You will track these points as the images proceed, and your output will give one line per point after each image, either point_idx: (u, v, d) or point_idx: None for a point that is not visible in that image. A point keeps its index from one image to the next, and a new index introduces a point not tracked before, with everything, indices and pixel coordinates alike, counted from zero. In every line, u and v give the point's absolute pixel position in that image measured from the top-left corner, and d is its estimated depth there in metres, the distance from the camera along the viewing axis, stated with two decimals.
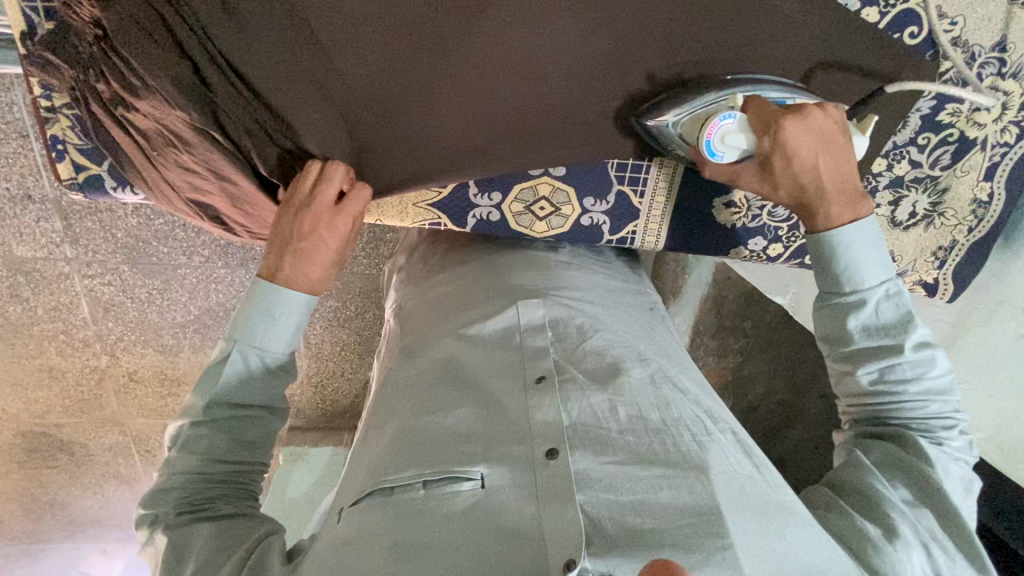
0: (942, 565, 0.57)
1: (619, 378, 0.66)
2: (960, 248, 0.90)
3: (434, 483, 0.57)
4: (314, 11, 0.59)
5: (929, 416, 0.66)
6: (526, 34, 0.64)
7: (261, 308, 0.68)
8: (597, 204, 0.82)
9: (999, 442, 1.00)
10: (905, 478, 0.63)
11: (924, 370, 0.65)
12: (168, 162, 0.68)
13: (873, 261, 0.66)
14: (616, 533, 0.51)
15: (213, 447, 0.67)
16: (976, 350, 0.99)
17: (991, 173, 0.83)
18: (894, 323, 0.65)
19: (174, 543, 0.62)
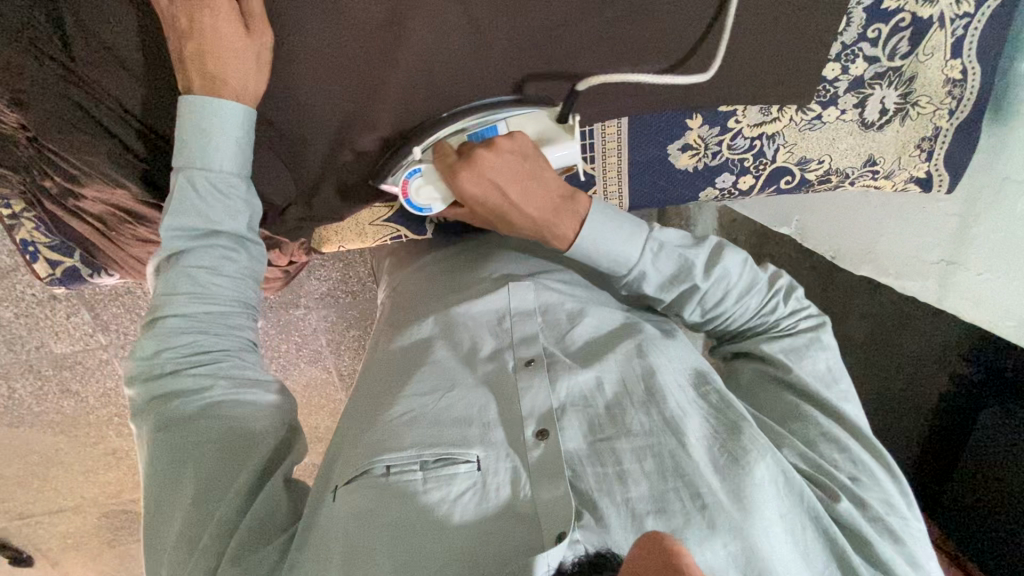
0: (847, 463, 0.63)
1: (607, 354, 0.68)
2: (946, 133, 0.85)
3: (433, 466, 0.57)
4: None
5: (751, 308, 0.75)
6: (437, 32, 0.63)
7: (200, 124, 0.57)
8: None
9: None
10: (783, 392, 0.70)
11: (722, 282, 0.73)
12: (129, 240, 0.70)
13: (622, 245, 0.69)
14: (606, 506, 0.54)
15: (195, 296, 0.60)
16: (993, 235, 0.92)
17: (958, 49, 0.78)
18: (677, 270, 0.72)
19: (179, 413, 0.58)
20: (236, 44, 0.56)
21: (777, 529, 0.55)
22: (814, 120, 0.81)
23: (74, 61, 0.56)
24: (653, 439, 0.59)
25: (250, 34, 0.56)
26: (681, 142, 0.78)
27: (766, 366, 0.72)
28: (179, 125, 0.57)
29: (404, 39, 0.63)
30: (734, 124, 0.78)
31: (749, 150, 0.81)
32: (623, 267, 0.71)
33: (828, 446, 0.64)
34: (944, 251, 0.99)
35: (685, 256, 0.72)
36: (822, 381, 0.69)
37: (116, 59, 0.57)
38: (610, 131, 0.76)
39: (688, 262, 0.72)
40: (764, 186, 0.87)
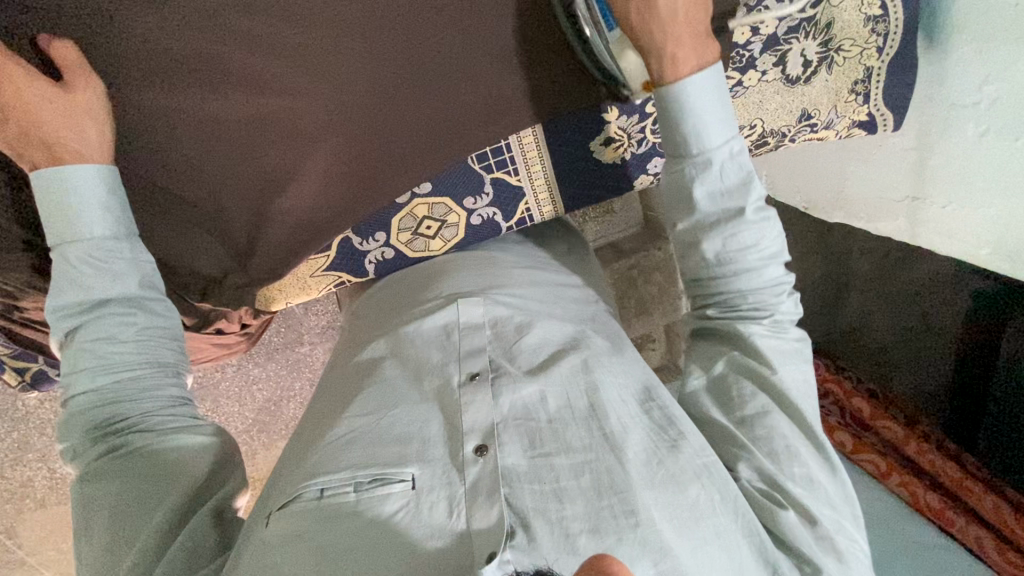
0: (799, 474, 0.62)
1: (554, 366, 0.67)
2: (879, 72, 0.82)
3: (366, 487, 0.57)
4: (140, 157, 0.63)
5: (762, 282, 0.67)
6: (330, 94, 0.65)
7: (55, 195, 0.58)
8: (477, 202, 0.79)
9: (1009, 252, 0.86)
10: (754, 393, 0.65)
11: (761, 233, 0.66)
12: None
13: (713, 119, 0.64)
14: (539, 526, 0.54)
15: (98, 362, 0.61)
16: (949, 167, 0.89)
17: None
18: (737, 185, 0.66)
19: (100, 476, 0.59)
20: (59, 105, 0.56)
21: (711, 543, 0.56)
22: (735, 87, 0.80)
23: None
24: (591, 456, 0.58)
25: (67, 88, 0.56)
26: (602, 135, 0.77)
27: (746, 359, 0.67)
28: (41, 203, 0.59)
29: (289, 98, 0.64)
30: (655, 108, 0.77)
31: None
32: (696, 141, 0.65)
33: (786, 458, 0.62)
34: (907, 188, 0.96)
35: (752, 176, 0.66)
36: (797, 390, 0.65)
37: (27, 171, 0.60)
38: (527, 138, 0.76)
39: (751, 179, 0.66)
40: None
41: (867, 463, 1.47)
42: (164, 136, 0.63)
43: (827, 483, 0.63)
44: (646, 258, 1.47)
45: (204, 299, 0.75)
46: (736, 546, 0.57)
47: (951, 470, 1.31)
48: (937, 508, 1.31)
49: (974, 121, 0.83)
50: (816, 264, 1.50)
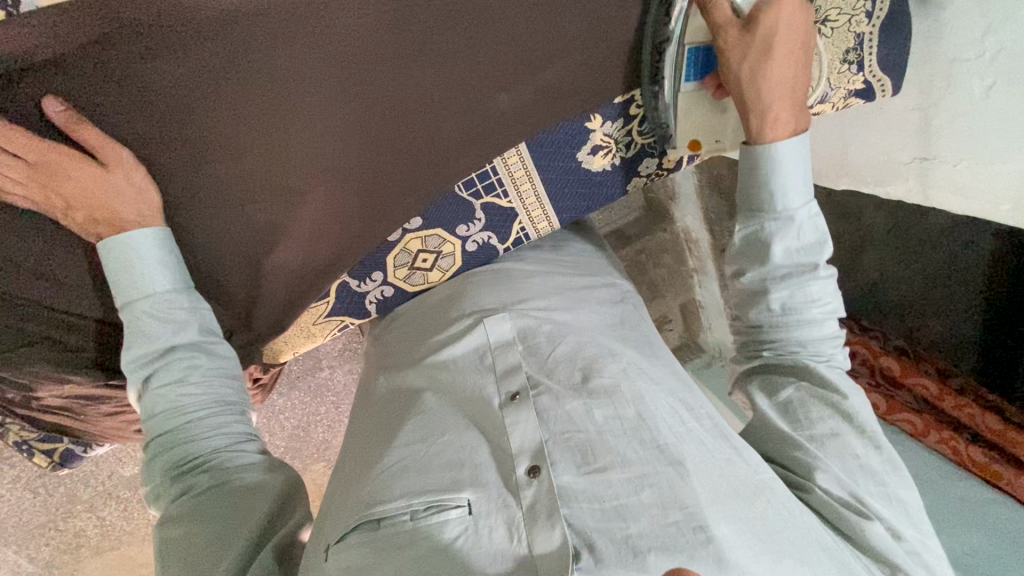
0: (876, 488, 0.63)
1: (595, 380, 0.67)
2: (872, 37, 0.78)
3: (423, 515, 0.56)
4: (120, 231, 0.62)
5: (824, 335, 0.72)
6: (306, 139, 0.64)
7: (117, 261, 0.61)
8: (471, 228, 0.78)
9: None
10: (826, 410, 0.67)
11: (826, 287, 0.72)
12: (99, 417, 0.71)
13: (799, 182, 0.70)
14: (604, 543, 0.52)
15: (167, 405, 0.63)
16: (956, 123, 0.84)
17: None
18: (812, 244, 0.71)
19: (171, 517, 0.60)
20: (106, 184, 0.58)
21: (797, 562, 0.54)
22: None
23: None
24: (649, 468, 0.57)
25: (106, 167, 0.58)
26: (589, 145, 0.75)
27: (812, 386, 0.69)
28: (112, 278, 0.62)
29: (266, 151, 0.63)
30: (636, 110, 0.75)
31: None
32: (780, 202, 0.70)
33: (860, 474, 0.64)
34: (915, 149, 0.91)
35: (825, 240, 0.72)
36: (867, 410, 0.67)
37: (39, 259, 0.61)
38: (511, 159, 0.74)
39: (824, 243, 0.72)
40: (692, 158, 0.82)
41: (902, 423, 1.32)
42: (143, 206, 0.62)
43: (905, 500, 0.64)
44: (657, 240, 1.44)
45: None
46: (820, 563, 0.55)
47: (990, 422, 1.17)
48: (981, 464, 1.16)
49: (979, 74, 0.78)
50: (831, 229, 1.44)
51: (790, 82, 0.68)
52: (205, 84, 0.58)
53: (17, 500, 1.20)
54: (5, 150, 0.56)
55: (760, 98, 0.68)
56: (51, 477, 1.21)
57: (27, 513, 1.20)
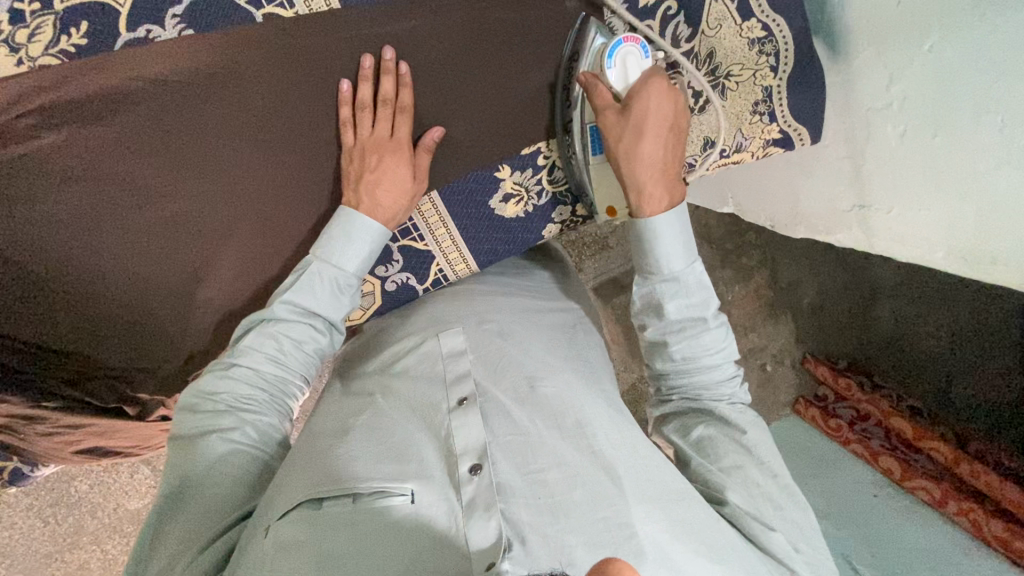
0: (779, 510, 0.65)
1: (540, 395, 0.68)
2: (780, 89, 0.81)
3: (367, 499, 0.59)
4: (61, 267, 0.70)
5: (719, 375, 0.74)
6: (229, 184, 0.72)
7: (341, 229, 0.72)
8: (389, 269, 0.82)
9: (963, 252, 0.78)
10: (729, 443, 0.69)
11: (716, 338, 0.73)
12: (37, 437, 0.76)
13: (674, 248, 0.72)
14: (535, 538, 0.57)
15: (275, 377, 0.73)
16: (882, 168, 0.83)
17: (746, 10, 0.76)
18: (700, 301, 0.73)
19: (223, 447, 0.66)
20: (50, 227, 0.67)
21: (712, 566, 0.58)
22: None
23: None
24: (581, 471, 0.61)
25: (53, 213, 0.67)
26: (500, 193, 0.80)
27: (722, 427, 0.71)
28: (329, 231, 0.73)
29: (194, 194, 0.71)
30: (544, 160, 0.79)
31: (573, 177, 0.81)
32: (665, 267, 0.72)
33: (764, 499, 0.65)
34: (853, 195, 0.90)
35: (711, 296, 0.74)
36: (771, 444, 0.70)
37: None
38: (425, 207, 0.79)
39: (710, 300, 0.73)
40: None
41: (918, 490, 1.16)
42: (83, 244, 0.70)
43: (810, 525, 0.66)
44: None
45: (148, 393, 0.79)
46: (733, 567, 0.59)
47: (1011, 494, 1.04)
48: (1002, 538, 1.01)
49: (892, 121, 0.78)
50: (834, 280, 1.35)
51: (660, 152, 0.69)
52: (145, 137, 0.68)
53: (27, 529, 1.28)
54: None
55: (634, 169, 0.70)
56: (59, 508, 1.29)
57: (34, 540, 1.28)
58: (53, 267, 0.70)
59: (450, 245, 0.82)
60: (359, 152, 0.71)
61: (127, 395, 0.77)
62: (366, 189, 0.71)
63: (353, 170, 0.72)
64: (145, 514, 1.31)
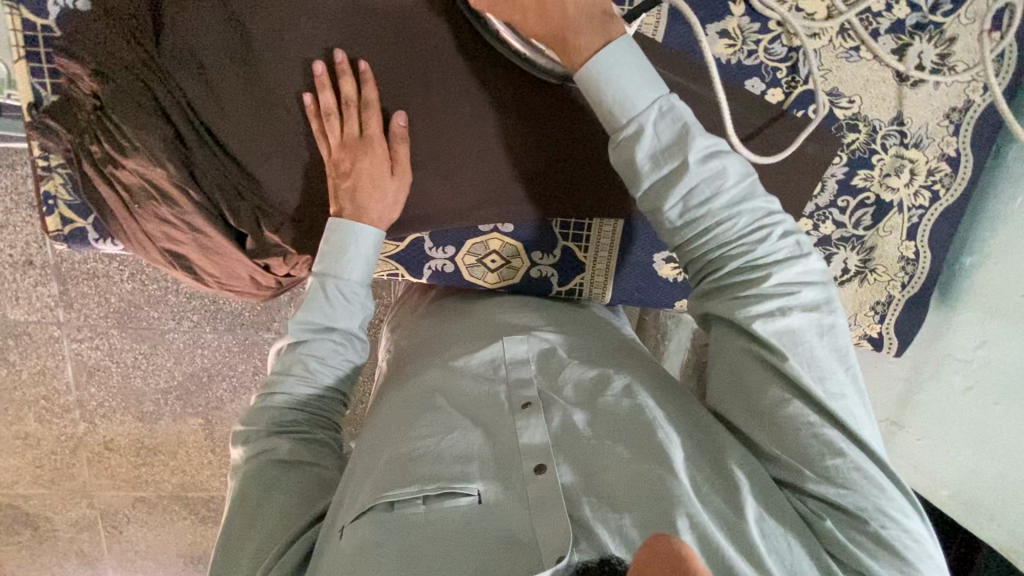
0: (826, 479, 0.54)
1: (602, 398, 0.64)
2: (897, 303, 0.95)
3: (434, 499, 0.56)
4: (285, 80, 0.69)
5: (738, 229, 0.60)
6: (463, 100, 0.73)
7: (334, 244, 0.71)
8: (544, 258, 0.85)
9: (967, 497, 0.93)
10: (762, 372, 0.58)
11: (716, 181, 0.59)
12: (147, 216, 0.70)
13: (635, 86, 0.61)
14: (602, 531, 0.52)
15: (308, 377, 0.71)
16: (932, 404, 0.98)
17: (913, 233, 0.91)
18: (674, 143, 0.61)
19: (271, 463, 0.65)
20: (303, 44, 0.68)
21: None
22: None
23: (161, 58, 0.65)
24: (638, 465, 0.56)
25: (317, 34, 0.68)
26: (667, 253, 0.87)
27: (749, 340, 0.59)
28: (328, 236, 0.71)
29: (432, 85, 0.72)
30: None
31: None
32: (627, 113, 0.62)
33: (817, 446, 0.54)
34: (889, 411, 1.05)
35: (690, 128, 0.61)
36: (819, 366, 0.56)
37: (217, 65, 0.67)
38: (606, 228, 0.84)
39: (689, 135, 0.60)
40: None
41: None
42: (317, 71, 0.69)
43: (883, 487, 0.54)
44: None
45: (278, 239, 0.75)
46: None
47: None
48: None
49: (962, 374, 0.94)
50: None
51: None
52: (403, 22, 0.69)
53: None
54: None
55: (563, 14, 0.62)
56: None
57: None
58: (280, 76, 0.69)
59: (608, 269, 0.86)
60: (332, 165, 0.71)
61: (258, 232, 0.74)
62: (349, 197, 0.71)
63: (331, 177, 0.71)
64: (20, 331, 1.21)
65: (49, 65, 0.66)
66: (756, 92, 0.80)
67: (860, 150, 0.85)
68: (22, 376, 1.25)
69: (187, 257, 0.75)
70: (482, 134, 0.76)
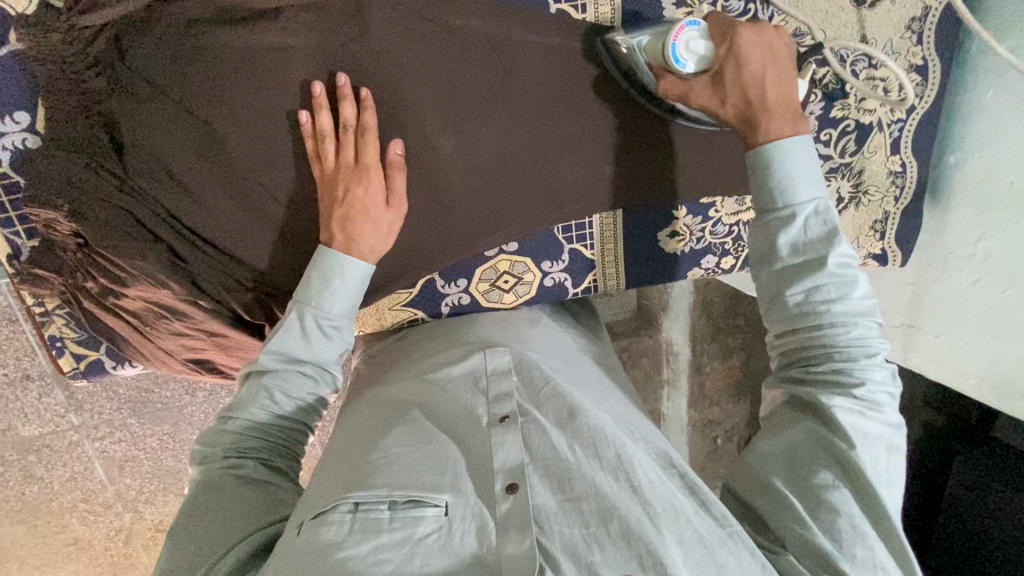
0: (840, 552, 0.57)
1: (582, 418, 0.64)
2: (894, 217, 0.98)
3: (402, 508, 0.56)
4: (257, 165, 0.66)
5: (848, 337, 0.63)
6: (435, 134, 0.71)
7: (320, 272, 0.66)
8: (554, 265, 0.85)
9: (996, 383, 0.97)
10: (827, 463, 0.61)
11: (844, 286, 0.63)
12: (161, 333, 0.69)
13: (804, 180, 0.64)
14: (567, 567, 0.53)
15: (271, 402, 0.65)
16: (944, 303, 1.02)
17: (896, 147, 0.92)
18: (822, 239, 0.64)
19: (223, 482, 0.61)
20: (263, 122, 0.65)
21: None
22: None
23: (130, 177, 0.62)
24: (616, 498, 0.57)
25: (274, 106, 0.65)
26: (670, 228, 0.87)
27: (823, 430, 0.62)
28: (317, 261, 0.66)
29: (402, 128, 0.70)
30: (714, 214, 0.87)
31: (728, 235, 0.90)
32: (783, 202, 0.65)
33: (850, 537, 0.58)
34: (904, 316, 1.09)
35: (838, 235, 0.64)
36: (880, 475, 0.60)
37: (185, 168, 0.64)
38: (607, 222, 0.84)
39: (837, 239, 0.63)
40: (743, 265, 0.94)
41: None
42: (286, 146, 0.66)
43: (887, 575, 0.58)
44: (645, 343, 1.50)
45: None
46: None
47: None
48: None
49: (967, 270, 0.97)
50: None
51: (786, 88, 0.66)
52: (365, 74, 0.67)
53: None
54: (185, 62, 0.61)
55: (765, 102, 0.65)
56: None
57: None
58: (250, 162, 0.65)
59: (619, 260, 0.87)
60: (326, 185, 0.65)
61: (274, 319, 0.73)
62: (341, 219, 0.65)
63: (324, 199, 0.66)
64: (37, 445, 1.17)
65: (16, 212, 0.64)
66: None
67: (831, 81, 0.86)
68: (53, 486, 1.21)
69: (209, 359, 0.74)
70: (457, 161, 0.73)
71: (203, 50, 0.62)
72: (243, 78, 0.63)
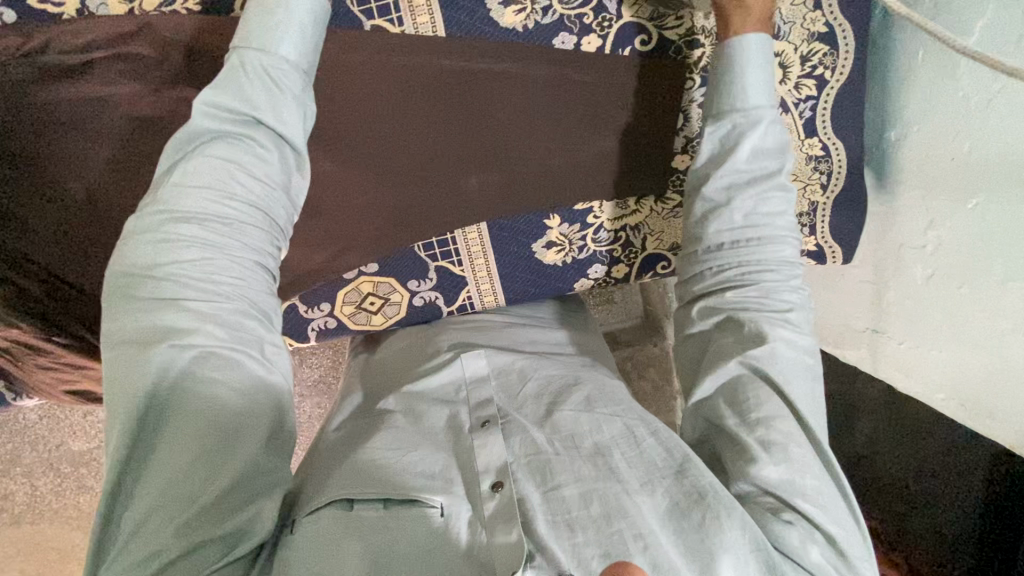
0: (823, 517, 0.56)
1: (560, 414, 0.63)
2: (824, 207, 0.85)
3: (396, 505, 0.53)
4: (94, 203, 0.69)
5: (778, 254, 0.65)
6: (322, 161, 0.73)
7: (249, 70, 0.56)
8: (421, 284, 0.83)
9: (966, 399, 0.80)
10: (776, 404, 0.60)
11: (779, 203, 0.66)
12: (31, 367, 0.75)
13: (765, 86, 0.66)
14: (559, 549, 0.51)
15: (204, 239, 0.51)
16: (902, 302, 0.85)
17: (812, 128, 0.81)
18: (774, 149, 0.66)
19: (163, 366, 0.48)
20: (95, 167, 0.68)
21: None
22: (675, 209, 0.83)
23: None
24: (598, 481, 0.55)
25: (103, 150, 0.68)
26: (544, 239, 0.82)
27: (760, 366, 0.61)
28: (247, 20, 0.57)
29: None
30: (593, 219, 0.82)
31: (614, 242, 0.84)
32: (750, 102, 0.66)
33: (828, 500, 0.57)
34: (867, 319, 0.92)
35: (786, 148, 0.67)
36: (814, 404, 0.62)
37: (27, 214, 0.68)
38: (471, 236, 0.81)
39: (784, 151, 0.67)
40: (639, 273, 0.87)
41: None
42: (118, 185, 0.69)
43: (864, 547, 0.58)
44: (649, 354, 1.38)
45: None
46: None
47: None
48: None
49: (921, 263, 0.82)
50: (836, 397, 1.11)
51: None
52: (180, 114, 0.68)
53: None
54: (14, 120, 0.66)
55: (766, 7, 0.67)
56: None
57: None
58: (88, 202, 0.69)
59: (489, 278, 0.84)
60: None
61: None
62: None
63: None
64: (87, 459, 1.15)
65: None
66: (568, 49, 0.74)
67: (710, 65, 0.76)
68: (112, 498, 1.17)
69: (87, 389, 0.80)
70: (346, 183, 0.75)
71: (26, 107, 0.66)
72: (77, 128, 0.67)
